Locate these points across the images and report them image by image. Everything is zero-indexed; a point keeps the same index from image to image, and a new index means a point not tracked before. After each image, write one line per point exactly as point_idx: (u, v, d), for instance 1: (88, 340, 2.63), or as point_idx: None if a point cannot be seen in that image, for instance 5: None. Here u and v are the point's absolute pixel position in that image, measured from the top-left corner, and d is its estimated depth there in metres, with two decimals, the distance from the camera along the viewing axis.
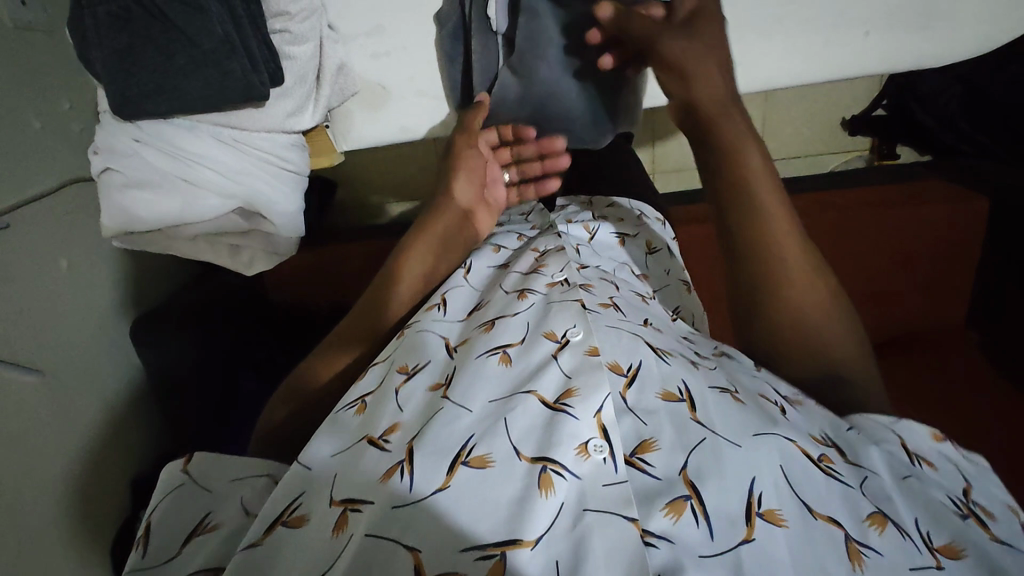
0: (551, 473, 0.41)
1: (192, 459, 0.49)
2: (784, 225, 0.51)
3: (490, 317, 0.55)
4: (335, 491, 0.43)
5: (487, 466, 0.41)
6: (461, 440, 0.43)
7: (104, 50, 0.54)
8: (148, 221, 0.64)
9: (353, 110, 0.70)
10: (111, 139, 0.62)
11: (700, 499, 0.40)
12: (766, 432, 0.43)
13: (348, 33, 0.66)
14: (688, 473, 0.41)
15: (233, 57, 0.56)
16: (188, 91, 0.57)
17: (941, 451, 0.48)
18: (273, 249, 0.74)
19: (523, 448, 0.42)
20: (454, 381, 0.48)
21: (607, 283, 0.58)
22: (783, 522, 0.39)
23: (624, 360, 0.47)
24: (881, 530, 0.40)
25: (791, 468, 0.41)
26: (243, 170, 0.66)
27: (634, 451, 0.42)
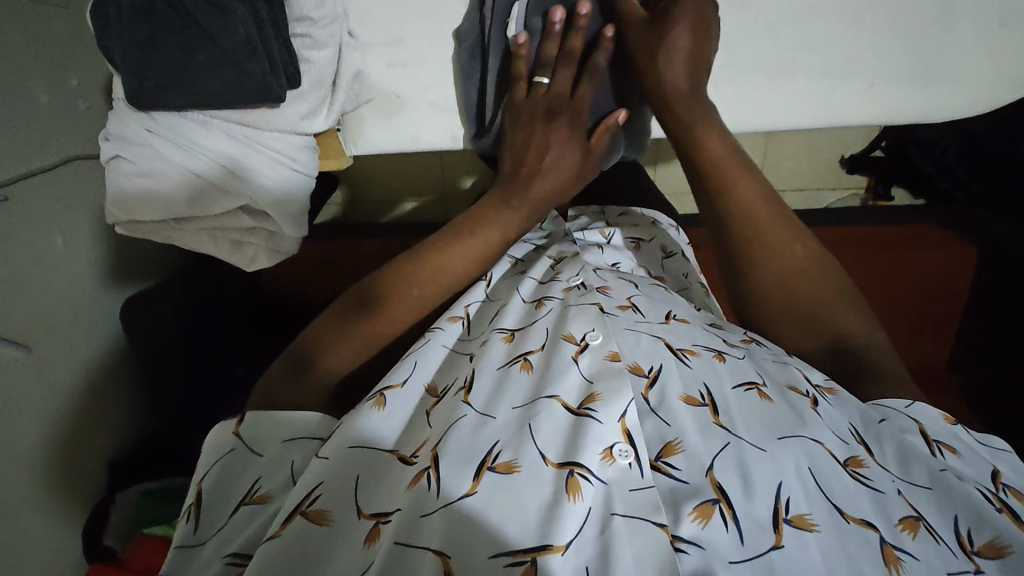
0: (578, 477, 0.39)
1: (243, 421, 0.48)
2: (762, 201, 0.55)
3: (510, 325, 0.52)
4: (362, 503, 0.42)
5: (512, 471, 0.39)
6: (485, 446, 0.41)
7: (125, 41, 0.56)
8: (155, 210, 0.65)
9: (366, 116, 0.72)
10: (124, 128, 0.63)
11: (728, 503, 0.38)
12: (792, 435, 0.41)
13: (368, 42, 0.67)
14: (715, 476, 0.39)
15: (253, 60, 0.58)
16: (205, 85, 0.58)
17: (958, 434, 0.46)
18: (275, 248, 0.73)
19: (548, 453, 0.40)
20: (474, 384, 0.46)
21: (624, 284, 0.58)
22: (814, 526, 0.37)
23: (644, 363, 0.46)
24: (913, 536, 0.38)
25: (822, 473, 0.39)
26: (251, 168, 0.65)
27: (659, 455, 0.41)
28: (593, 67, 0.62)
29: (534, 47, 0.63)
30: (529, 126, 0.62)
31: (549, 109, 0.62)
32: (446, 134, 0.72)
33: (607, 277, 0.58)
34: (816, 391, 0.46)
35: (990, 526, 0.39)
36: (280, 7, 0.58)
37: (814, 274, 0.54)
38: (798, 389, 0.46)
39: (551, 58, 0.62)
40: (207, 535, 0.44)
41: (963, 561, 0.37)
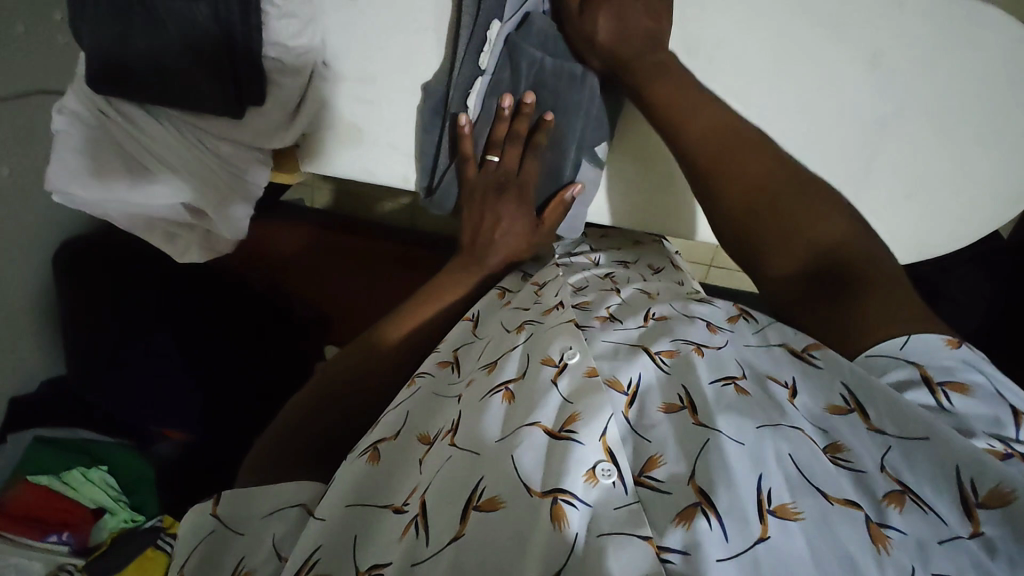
0: (562, 504, 0.38)
1: (220, 502, 0.51)
2: (727, 135, 0.60)
3: (489, 357, 0.52)
4: (359, 560, 0.42)
5: (498, 508, 0.39)
6: (470, 485, 0.41)
7: (96, 33, 0.57)
8: (88, 194, 0.63)
9: (326, 139, 0.69)
10: (82, 106, 0.63)
11: (710, 502, 0.37)
12: (770, 425, 0.40)
13: (341, 73, 0.66)
14: (696, 482, 0.38)
15: (217, 82, 0.59)
16: (170, 91, 0.60)
17: (965, 361, 0.44)
18: (211, 247, 0.74)
19: (532, 483, 0.39)
20: (458, 427, 0.45)
21: (606, 295, 0.59)
22: (798, 515, 0.36)
23: (624, 378, 0.45)
24: (900, 509, 0.37)
25: (803, 459, 0.39)
26: (200, 174, 0.66)
27: (642, 470, 0.40)
28: (538, 146, 0.65)
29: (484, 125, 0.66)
30: (479, 200, 0.67)
31: (500, 183, 0.67)
32: (398, 175, 0.70)
33: (587, 293, 0.60)
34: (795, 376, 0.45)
35: (994, 470, 0.36)
36: (258, 31, 0.59)
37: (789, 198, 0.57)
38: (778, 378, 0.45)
39: (499, 138, 0.65)
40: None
41: (959, 524, 0.36)
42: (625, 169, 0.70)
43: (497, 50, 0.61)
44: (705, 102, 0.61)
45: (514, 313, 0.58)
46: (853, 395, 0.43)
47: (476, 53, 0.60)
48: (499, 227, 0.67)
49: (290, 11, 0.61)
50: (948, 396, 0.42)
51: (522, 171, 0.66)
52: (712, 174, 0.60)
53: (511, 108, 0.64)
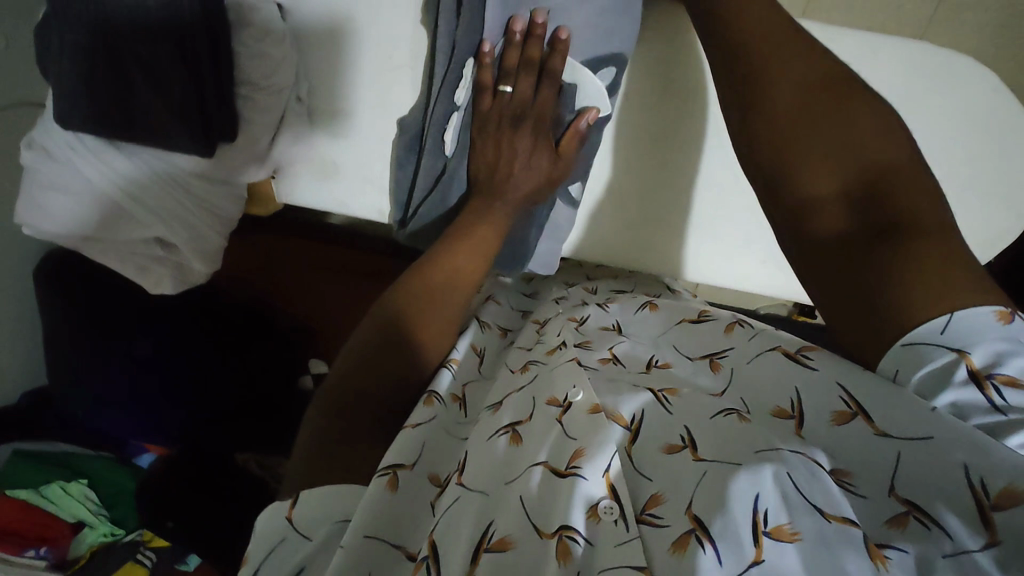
0: (567, 539, 0.38)
1: (296, 503, 0.44)
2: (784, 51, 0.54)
3: (496, 400, 0.52)
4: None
5: (507, 548, 0.38)
6: (479, 527, 0.40)
7: (59, 72, 0.55)
8: (58, 224, 0.64)
9: (301, 174, 0.72)
10: (49, 143, 0.62)
11: (705, 528, 0.36)
12: (768, 449, 0.39)
13: (318, 107, 0.68)
14: (693, 510, 0.37)
15: (188, 124, 0.60)
16: (135, 132, 0.60)
17: (1015, 339, 0.38)
18: (181, 275, 0.72)
19: (541, 526, 0.39)
20: (466, 466, 0.45)
21: (606, 335, 0.59)
22: (795, 536, 0.34)
23: (627, 412, 0.44)
24: (903, 528, 0.36)
25: (802, 479, 0.36)
26: (174, 210, 0.66)
27: (643, 508, 0.39)
28: (553, 71, 0.60)
29: (498, 54, 0.60)
30: (494, 135, 0.62)
31: (515, 115, 0.61)
32: (374, 208, 0.74)
33: (589, 330, 0.60)
34: (797, 398, 0.44)
35: (1004, 469, 0.35)
36: (227, 69, 0.60)
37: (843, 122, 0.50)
38: (784, 410, 0.44)
39: (512, 65, 0.60)
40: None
41: (976, 534, 0.34)
42: (597, 206, 0.74)
43: (471, 85, 0.62)
44: (756, 14, 0.56)
45: (519, 355, 0.59)
46: (852, 397, 0.42)
47: (451, 89, 0.62)
48: (531, 154, 0.62)
49: (262, 52, 0.61)
50: (999, 391, 0.38)
51: (538, 92, 0.60)
52: (761, 100, 0.54)
53: (523, 32, 0.59)
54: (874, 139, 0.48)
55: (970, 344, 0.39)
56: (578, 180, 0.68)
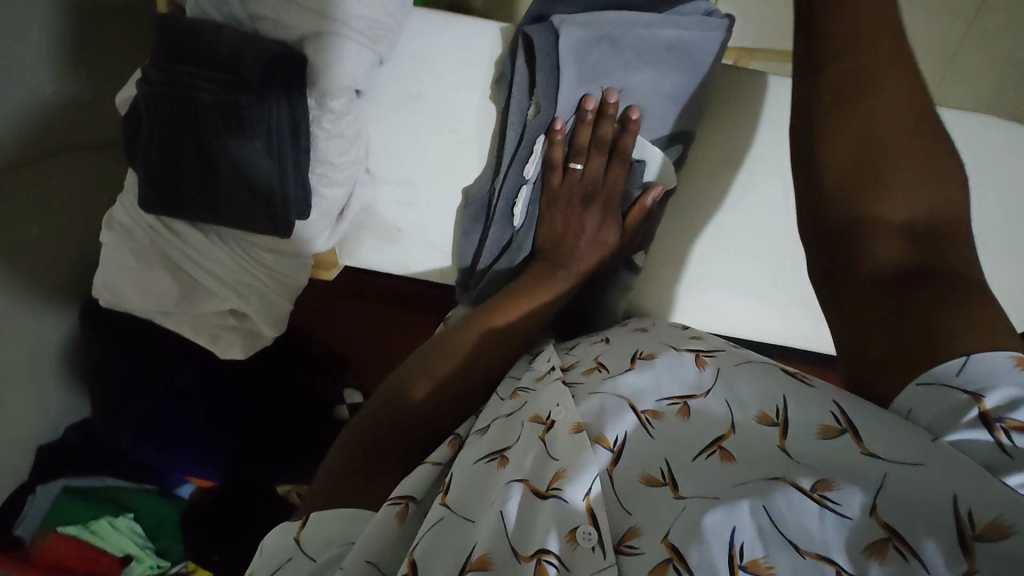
0: (545, 563, 0.40)
1: (307, 524, 0.48)
2: (891, 83, 0.54)
3: (482, 425, 0.54)
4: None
5: (487, 567, 0.41)
6: (468, 548, 0.43)
7: (152, 157, 0.66)
8: (143, 300, 0.75)
9: (365, 240, 0.80)
10: (133, 225, 0.72)
11: (681, 558, 0.39)
12: (749, 482, 0.42)
13: (381, 177, 0.73)
14: (669, 539, 0.40)
15: (269, 200, 0.67)
16: (225, 207, 0.69)
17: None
18: (250, 340, 0.83)
19: (521, 548, 0.42)
20: (450, 486, 0.47)
21: (595, 345, 0.61)
22: (770, 571, 0.37)
23: (610, 434, 0.47)
24: (881, 561, 0.36)
25: (777, 509, 0.39)
26: (244, 281, 0.76)
27: (622, 540, 0.42)
28: (622, 151, 0.66)
29: (568, 129, 0.67)
30: (567, 210, 0.69)
31: (587, 192, 0.68)
32: (435, 267, 0.81)
33: (575, 352, 0.62)
34: (782, 409, 0.45)
35: (993, 503, 0.35)
36: (306, 153, 0.67)
37: (916, 156, 0.51)
38: (769, 416, 0.45)
39: (584, 144, 0.66)
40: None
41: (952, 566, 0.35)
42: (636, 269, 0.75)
43: (540, 160, 0.67)
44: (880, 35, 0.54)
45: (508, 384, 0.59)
46: (843, 413, 0.43)
47: (521, 165, 0.67)
48: (602, 227, 0.69)
49: (337, 133, 0.67)
50: (1009, 435, 0.38)
51: (610, 172, 0.67)
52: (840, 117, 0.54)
53: (595, 111, 0.65)
54: (934, 182, 0.50)
55: (984, 387, 0.39)
56: (641, 250, 0.72)
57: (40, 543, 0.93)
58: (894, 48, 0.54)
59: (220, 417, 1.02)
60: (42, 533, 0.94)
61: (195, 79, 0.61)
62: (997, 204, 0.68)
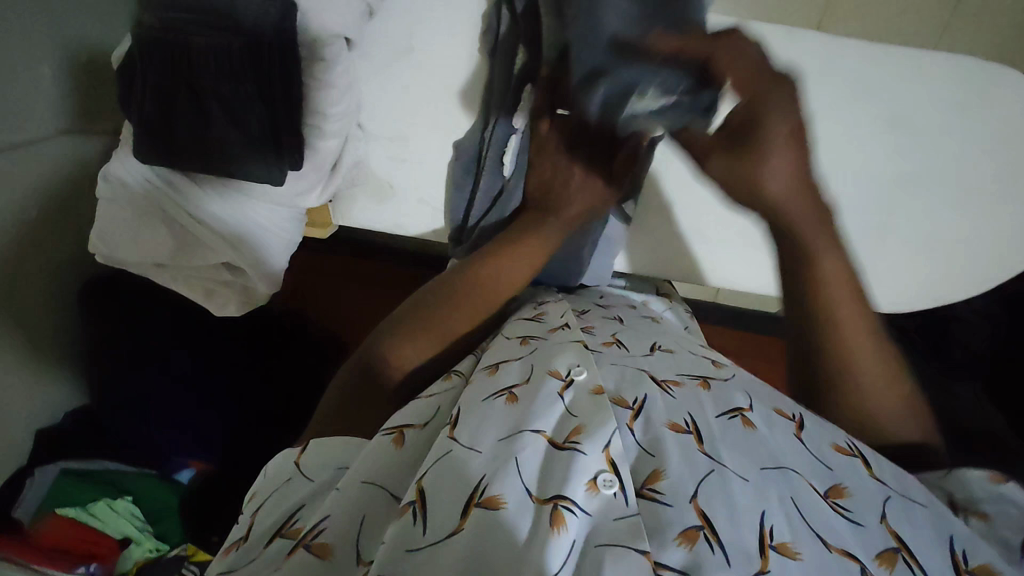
0: (562, 509, 0.40)
1: (306, 451, 0.50)
2: (845, 291, 0.55)
3: (491, 362, 0.54)
4: (363, 549, 0.41)
5: (499, 507, 0.40)
6: (474, 477, 0.42)
7: (144, 110, 0.63)
8: (140, 253, 0.72)
9: (358, 197, 0.80)
10: (124, 173, 0.70)
11: (713, 529, 0.40)
12: (771, 468, 0.45)
13: (373, 132, 0.75)
14: (698, 503, 0.41)
15: (260, 151, 0.65)
16: (212, 160, 0.65)
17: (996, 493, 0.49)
18: (247, 297, 0.78)
19: (533, 489, 0.42)
20: (459, 418, 0.47)
21: (608, 322, 0.63)
22: (797, 554, 0.40)
23: (628, 395, 0.49)
24: (890, 569, 0.41)
25: (803, 503, 0.43)
26: (238, 231, 0.72)
27: (645, 483, 0.43)
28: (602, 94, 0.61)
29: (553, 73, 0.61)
30: (553, 155, 0.65)
31: (571, 137, 0.63)
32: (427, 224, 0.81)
33: (591, 317, 0.64)
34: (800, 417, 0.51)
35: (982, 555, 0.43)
36: (299, 103, 0.64)
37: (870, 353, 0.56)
38: (785, 413, 0.51)
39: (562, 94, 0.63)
40: (242, 563, 0.44)
41: None
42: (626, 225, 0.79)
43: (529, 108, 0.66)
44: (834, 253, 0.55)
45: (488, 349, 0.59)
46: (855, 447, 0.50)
47: (510, 115, 0.66)
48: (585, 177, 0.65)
49: (329, 82, 0.65)
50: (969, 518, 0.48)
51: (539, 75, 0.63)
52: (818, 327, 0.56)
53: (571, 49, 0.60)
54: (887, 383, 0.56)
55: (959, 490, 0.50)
56: (631, 200, 0.72)
57: (40, 526, 0.89)
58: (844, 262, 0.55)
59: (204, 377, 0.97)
60: (43, 515, 0.89)
61: (189, 25, 0.59)
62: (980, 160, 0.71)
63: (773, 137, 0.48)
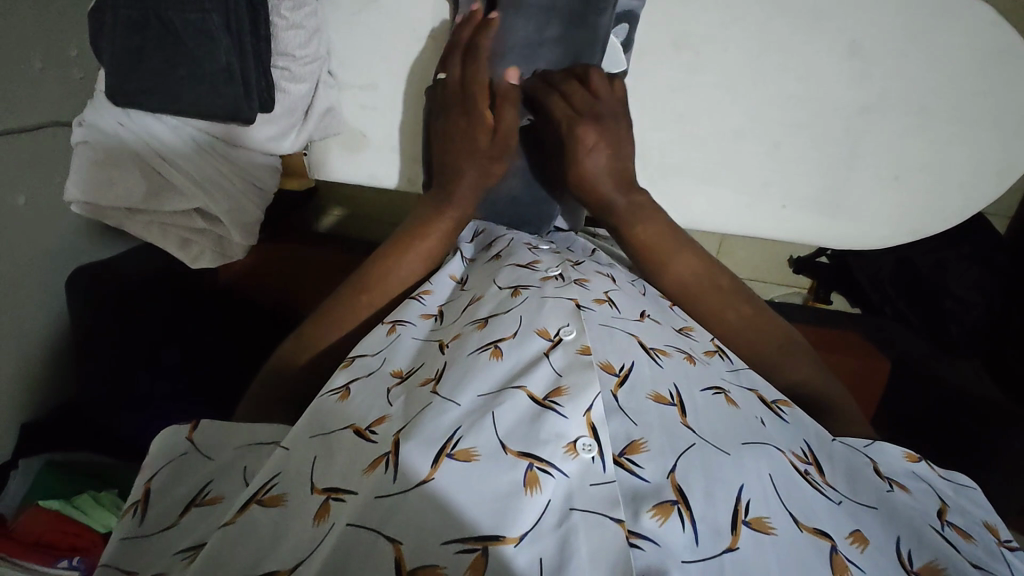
0: (537, 470, 0.39)
1: (198, 427, 0.49)
2: (660, 237, 0.62)
3: (482, 315, 0.52)
4: (317, 479, 0.42)
5: (471, 460, 0.39)
6: (446, 432, 0.40)
7: (116, 46, 0.62)
8: (114, 197, 0.71)
9: (332, 147, 0.77)
10: (99, 118, 0.69)
11: (688, 504, 0.38)
12: (751, 442, 0.43)
13: (345, 81, 0.74)
14: (676, 477, 0.39)
15: (230, 84, 0.64)
16: (179, 95, 0.64)
17: (915, 472, 0.51)
18: (221, 250, 0.79)
19: (509, 442, 0.40)
20: (443, 376, 0.45)
21: (603, 277, 0.59)
22: (771, 529, 0.38)
23: (615, 361, 0.47)
24: (862, 549, 0.40)
25: (781, 481, 0.41)
26: (212, 178, 0.72)
27: (624, 452, 0.41)
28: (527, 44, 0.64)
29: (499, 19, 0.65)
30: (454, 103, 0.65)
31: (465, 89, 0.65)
32: (402, 178, 0.77)
33: (585, 269, 0.60)
34: (775, 405, 0.50)
35: (929, 548, 0.43)
36: (266, 42, 0.64)
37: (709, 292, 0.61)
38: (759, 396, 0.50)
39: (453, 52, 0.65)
40: (153, 530, 0.43)
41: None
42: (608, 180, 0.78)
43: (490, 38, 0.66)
44: (638, 213, 0.63)
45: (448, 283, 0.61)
46: (811, 450, 0.47)
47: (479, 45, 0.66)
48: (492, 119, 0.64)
49: (296, 23, 0.66)
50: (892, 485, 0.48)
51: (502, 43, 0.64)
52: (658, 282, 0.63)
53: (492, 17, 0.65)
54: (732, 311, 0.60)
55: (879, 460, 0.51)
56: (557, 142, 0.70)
57: (21, 519, 0.84)
58: (653, 219, 0.63)
59: (178, 334, 0.94)
60: (23, 508, 0.85)
61: None
62: (956, 107, 0.70)
63: (586, 139, 0.62)
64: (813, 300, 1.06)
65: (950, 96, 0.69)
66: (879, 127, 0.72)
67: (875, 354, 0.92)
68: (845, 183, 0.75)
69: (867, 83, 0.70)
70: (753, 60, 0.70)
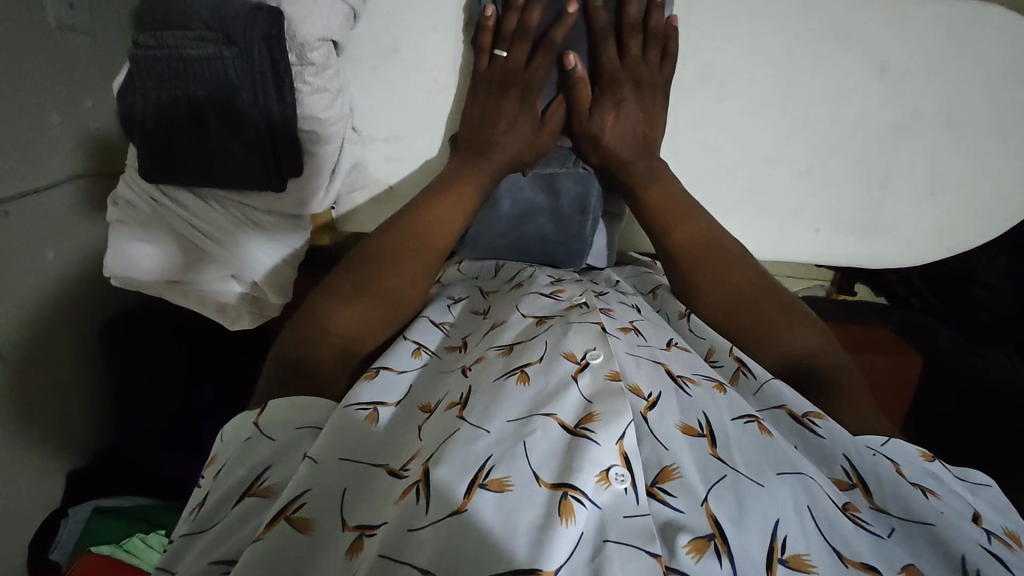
0: (571, 499, 0.39)
1: (265, 409, 0.50)
2: (669, 189, 0.68)
3: (506, 341, 0.53)
4: (348, 514, 0.43)
5: (505, 490, 0.39)
6: (478, 460, 0.41)
7: (145, 124, 0.66)
8: (152, 271, 0.75)
9: (360, 202, 0.80)
10: (130, 195, 0.73)
11: (723, 538, 0.39)
12: (787, 474, 0.44)
13: (368, 135, 0.75)
14: (710, 506, 0.40)
15: (258, 155, 0.67)
16: (212, 163, 0.68)
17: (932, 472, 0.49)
18: (256, 310, 0.83)
19: (541, 473, 0.40)
20: (469, 401, 0.46)
21: (627, 308, 0.60)
22: (811, 567, 0.39)
23: (645, 385, 0.47)
24: None
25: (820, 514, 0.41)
26: (241, 244, 0.75)
27: (655, 481, 0.42)
28: (552, 43, 0.63)
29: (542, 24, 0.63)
30: (488, 93, 0.66)
31: (506, 80, 0.65)
32: None
33: (609, 299, 0.61)
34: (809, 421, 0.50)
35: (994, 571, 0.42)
36: (292, 109, 0.66)
37: (726, 255, 0.66)
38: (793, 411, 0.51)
39: (509, 31, 0.63)
40: (210, 523, 0.45)
41: None
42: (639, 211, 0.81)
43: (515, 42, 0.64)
44: (653, 171, 0.68)
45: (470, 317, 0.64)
46: (853, 468, 0.48)
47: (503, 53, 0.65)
48: (518, 110, 0.66)
49: (320, 86, 0.66)
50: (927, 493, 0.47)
51: (552, 29, 0.63)
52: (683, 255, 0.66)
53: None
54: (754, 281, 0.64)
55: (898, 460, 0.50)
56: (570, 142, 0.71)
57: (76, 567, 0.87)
58: (663, 181, 0.68)
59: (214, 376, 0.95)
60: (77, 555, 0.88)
61: (184, 40, 0.62)
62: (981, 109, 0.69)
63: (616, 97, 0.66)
64: (835, 291, 1.02)
65: (970, 99, 0.69)
66: (902, 133, 0.71)
67: (907, 351, 0.90)
68: (872, 200, 0.75)
69: (889, 100, 0.69)
70: (774, 84, 0.69)
